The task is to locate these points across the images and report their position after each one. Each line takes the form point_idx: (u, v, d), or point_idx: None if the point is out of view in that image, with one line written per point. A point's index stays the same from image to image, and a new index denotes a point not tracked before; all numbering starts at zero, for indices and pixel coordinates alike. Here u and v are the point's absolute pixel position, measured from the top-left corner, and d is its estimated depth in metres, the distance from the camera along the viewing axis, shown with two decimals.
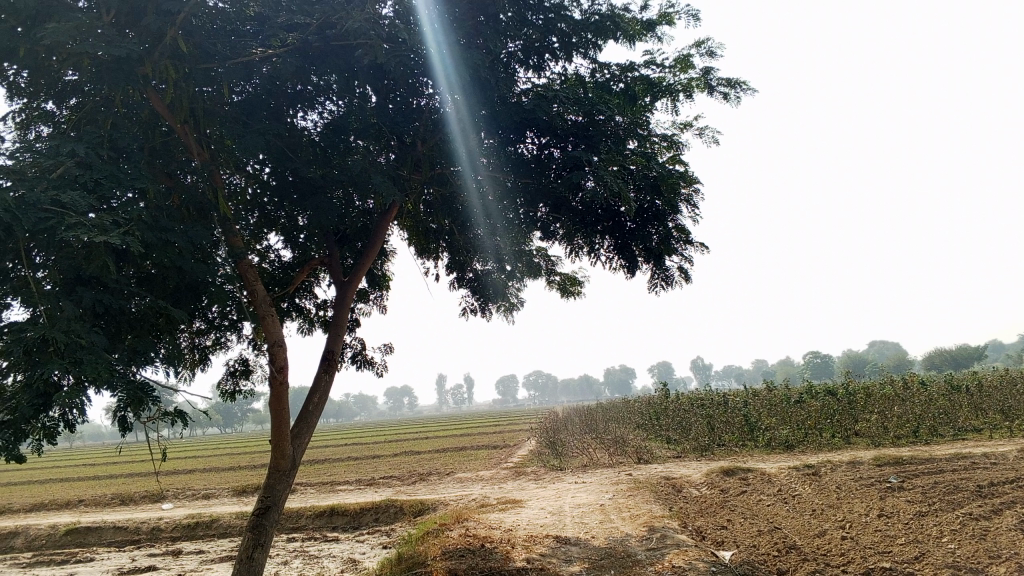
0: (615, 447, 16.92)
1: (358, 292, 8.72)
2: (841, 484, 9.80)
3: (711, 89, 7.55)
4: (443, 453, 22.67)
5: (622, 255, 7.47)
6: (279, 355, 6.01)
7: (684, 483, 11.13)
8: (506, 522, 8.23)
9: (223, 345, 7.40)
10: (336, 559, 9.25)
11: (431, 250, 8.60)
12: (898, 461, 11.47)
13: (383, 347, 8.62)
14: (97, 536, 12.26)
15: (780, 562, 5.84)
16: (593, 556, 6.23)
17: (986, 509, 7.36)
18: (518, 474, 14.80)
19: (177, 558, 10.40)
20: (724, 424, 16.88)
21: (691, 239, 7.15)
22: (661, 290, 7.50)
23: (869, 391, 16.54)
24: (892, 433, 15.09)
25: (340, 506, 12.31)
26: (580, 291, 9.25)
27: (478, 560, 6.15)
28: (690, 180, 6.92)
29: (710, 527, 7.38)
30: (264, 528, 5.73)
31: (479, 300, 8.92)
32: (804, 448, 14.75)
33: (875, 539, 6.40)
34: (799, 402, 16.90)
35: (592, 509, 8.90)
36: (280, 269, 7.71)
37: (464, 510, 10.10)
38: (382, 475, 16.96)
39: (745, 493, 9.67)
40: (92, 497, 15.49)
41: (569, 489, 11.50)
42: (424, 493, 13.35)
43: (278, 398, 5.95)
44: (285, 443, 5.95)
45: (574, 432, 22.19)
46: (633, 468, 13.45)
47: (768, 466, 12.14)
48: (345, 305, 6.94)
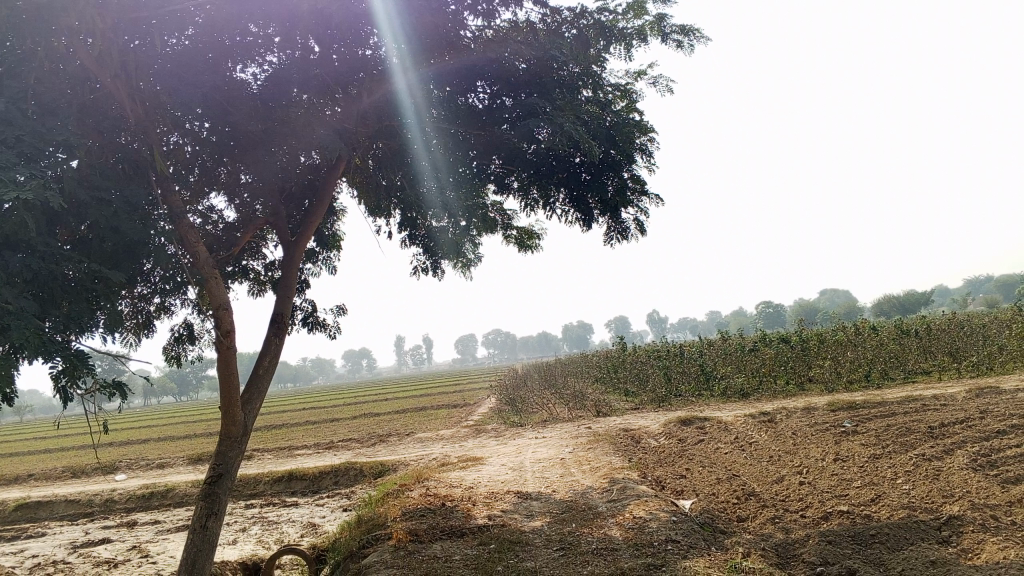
0: (574, 401, 16.99)
1: (307, 253, 8.49)
2: (797, 429, 9.94)
3: (665, 36, 7.40)
4: (402, 414, 22.60)
5: (578, 206, 7.37)
6: (225, 319, 5.80)
7: (643, 434, 11.20)
8: (467, 480, 8.18)
9: (168, 309, 7.15)
10: (296, 523, 9.14)
11: (382, 207, 8.37)
12: (852, 405, 11.68)
13: (335, 308, 8.43)
14: (48, 510, 11.98)
15: (741, 510, 5.87)
16: (555, 510, 6.20)
17: (939, 449, 7.50)
18: (479, 431, 14.79)
19: (132, 529, 10.20)
20: (681, 375, 17.03)
21: (646, 190, 7.05)
22: (617, 242, 7.42)
23: (822, 338, 16.79)
24: (845, 378, 15.38)
25: (298, 470, 12.18)
26: (538, 244, 9.13)
27: (439, 519, 6.07)
28: (646, 129, 6.81)
29: (670, 477, 7.41)
30: (217, 497, 5.58)
31: (433, 258, 8.73)
32: (760, 396, 14.95)
33: (833, 483, 6.47)
34: (754, 351, 17.10)
35: (552, 464, 8.89)
36: (224, 230, 7.44)
37: (424, 470, 10.04)
38: (341, 438, 16.83)
39: (704, 441, 9.74)
40: (43, 470, 15.13)
41: (529, 444, 11.51)
42: (383, 454, 13.27)
43: (227, 363, 5.75)
44: (235, 409, 5.78)
45: (533, 387, 22.26)
46: (593, 421, 13.52)
47: (725, 414, 12.27)
48: (294, 265, 6.72)
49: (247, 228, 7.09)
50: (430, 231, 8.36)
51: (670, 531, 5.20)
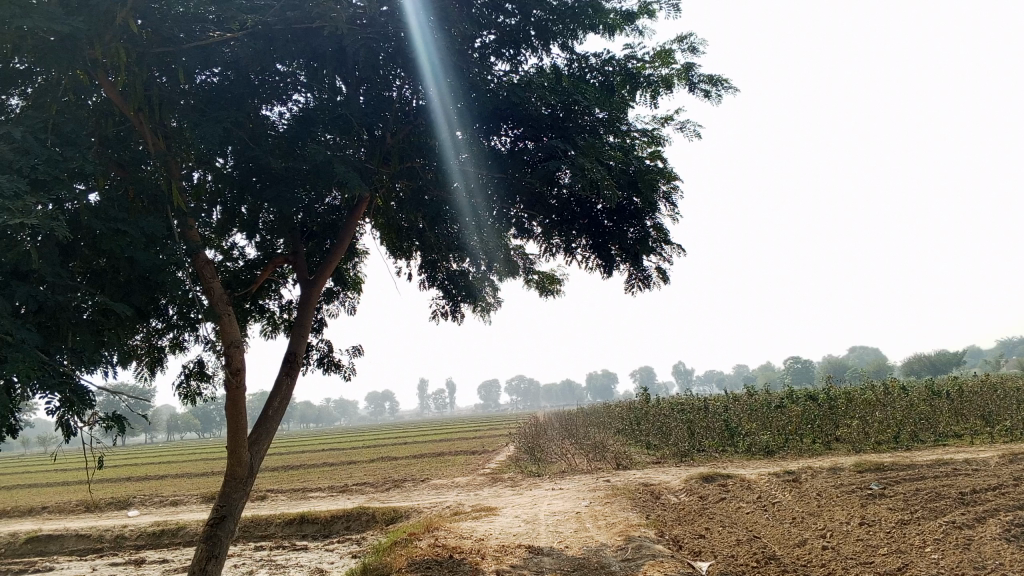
0: (594, 453, 16.69)
1: (327, 293, 8.45)
2: (822, 491, 9.62)
3: (692, 85, 7.35)
4: (420, 459, 22.34)
5: (600, 253, 7.26)
6: (236, 357, 5.70)
7: (663, 490, 10.91)
8: (478, 531, 7.97)
9: (182, 345, 7.10)
10: (303, 569, 8.96)
11: (403, 248, 8.30)
12: (880, 467, 11.31)
13: (351, 349, 8.34)
14: (58, 545, 11.87)
15: (760, 574, 5.62)
16: (566, 567, 5.98)
17: (970, 518, 7.18)
18: (495, 480, 14.54)
19: (139, 567, 10.05)
20: (704, 429, 16.72)
21: (669, 238, 6.92)
22: (638, 291, 7.27)
23: (850, 396, 16.41)
24: (873, 438, 14.98)
25: (310, 513, 12.00)
26: (559, 290, 9.00)
27: (445, 572, 5.87)
28: (669, 177, 6.70)
29: (688, 537, 7.15)
30: (220, 539, 5.44)
31: (451, 301, 8.62)
32: (785, 454, 14.59)
33: (857, 549, 6.19)
34: (780, 407, 16.74)
35: (567, 517, 8.66)
36: (243, 268, 7.43)
37: (436, 518, 9.82)
38: (356, 482, 16.62)
39: (724, 500, 9.46)
40: (56, 503, 15.04)
41: (545, 495, 11.26)
42: (397, 500, 13.05)
43: (235, 403, 5.65)
44: (242, 450, 5.67)
45: (553, 437, 21.96)
46: (612, 474, 13.24)
47: (748, 472, 11.95)
48: (310, 305, 6.65)
49: (265, 266, 7.04)
50: (450, 273, 8.26)
51: None
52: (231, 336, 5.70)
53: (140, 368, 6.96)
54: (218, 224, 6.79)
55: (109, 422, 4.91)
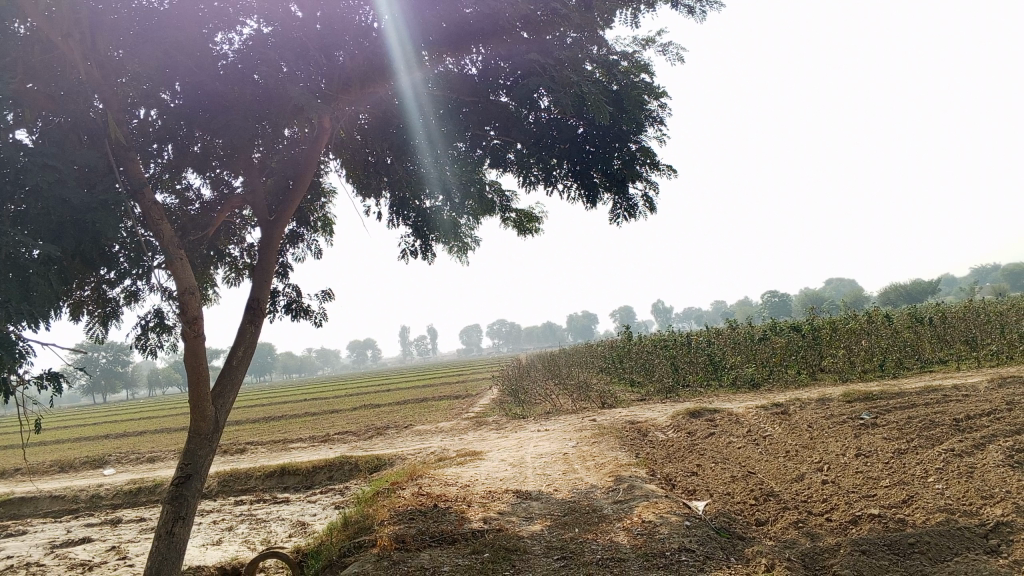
0: (578, 392, 16.49)
1: (292, 236, 8.00)
2: (813, 422, 9.42)
3: (674, 1, 6.84)
4: (402, 406, 22.10)
5: (581, 182, 6.82)
6: (192, 304, 5.24)
7: (651, 427, 10.69)
8: (463, 477, 7.68)
9: (137, 295, 6.68)
10: (285, 522, 8.67)
11: (370, 186, 7.80)
12: (869, 396, 11.17)
13: (322, 294, 7.92)
14: (32, 507, 11.53)
15: (759, 512, 5.36)
16: (556, 512, 5.70)
17: (969, 444, 6.97)
18: (479, 424, 14.33)
19: (115, 527, 9.72)
20: (688, 364, 16.56)
21: (656, 161, 6.46)
22: (623, 220, 6.87)
23: (834, 325, 16.26)
24: (859, 368, 14.84)
25: (291, 464, 11.71)
26: (538, 228, 8.60)
27: (429, 523, 5.54)
28: (657, 93, 6.22)
29: (681, 475, 6.90)
30: (186, 499, 5.08)
31: (423, 239, 8.19)
32: (771, 386, 14.45)
33: (857, 481, 5.94)
34: (764, 339, 16.58)
35: (555, 459, 8.40)
36: (201, 211, 6.95)
37: (420, 465, 9.53)
38: (338, 431, 16.35)
39: (714, 435, 9.23)
40: (30, 464, 14.65)
41: (531, 437, 11.04)
42: (380, 447, 12.79)
43: (194, 354, 5.24)
44: (205, 404, 5.28)
45: (537, 378, 21.83)
46: (598, 413, 13.01)
47: (736, 406, 11.77)
48: (272, 247, 6.19)
49: (222, 208, 6.58)
50: (422, 211, 7.80)
51: (683, 538, 4.67)
52: (185, 282, 5.22)
53: (92, 321, 6.57)
54: (169, 164, 6.31)
55: (44, 379, 4.53)
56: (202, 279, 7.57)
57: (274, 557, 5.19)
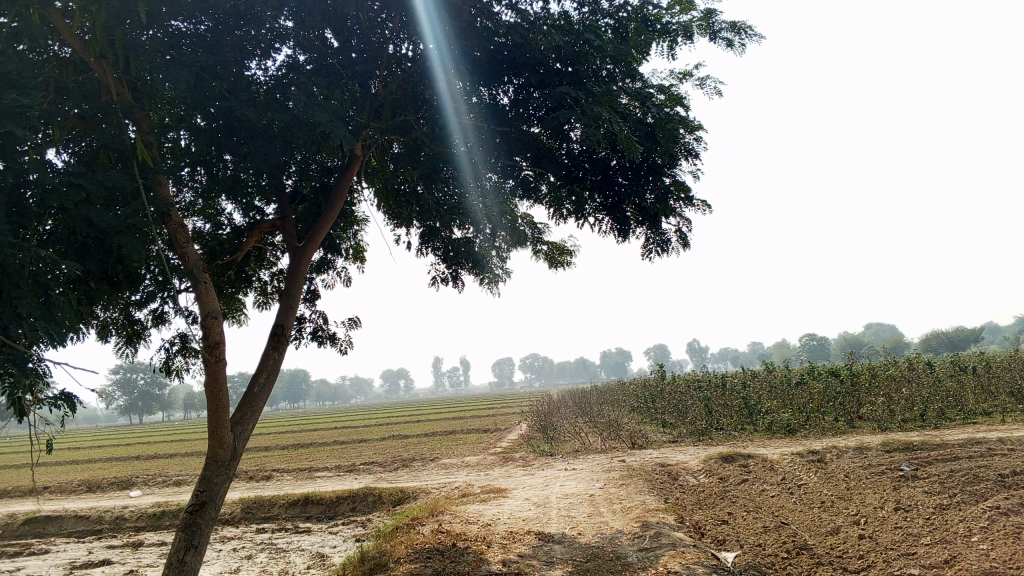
0: (608, 431, 16.21)
1: (322, 263, 7.96)
2: (850, 472, 9.09)
3: (714, 34, 6.73)
4: (431, 438, 21.94)
5: (614, 216, 6.68)
6: (214, 329, 5.17)
7: (681, 471, 10.42)
8: (485, 515, 7.50)
9: (164, 318, 6.67)
10: (304, 553, 8.53)
11: (401, 215, 7.75)
12: (909, 446, 10.79)
13: (349, 321, 7.85)
14: (57, 526, 11.53)
15: (791, 566, 5.11)
16: (578, 557, 5.50)
17: (1015, 502, 6.64)
18: (506, 460, 14.12)
19: (135, 551, 9.65)
20: (722, 406, 16.22)
21: (690, 197, 6.28)
22: (656, 256, 6.69)
23: (874, 372, 15.84)
24: (899, 416, 14.41)
25: (315, 494, 11.59)
26: (570, 261, 8.47)
27: (446, 564, 5.37)
28: (692, 126, 6.07)
29: (710, 523, 6.65)
30: (199, 527, 4.97)
31: (453, 270, 8.09)
32: (807, 432, 14.07)
33: (895, 538, 5.66)
34: (801, 384, 16.20)
35: (580, 500, 8.19)
36: (232, 235, 6.95)
37: (443, 500, 9.37)
38: (365, 461, 16.23)
39: (747, 482, 8.94)
40: (58, 483, 14.70)
41: (558, 476, 10.81)
42: (405, 480, 12.63)
43: (215, 380, 5.17)
44: (223, 430, 5.19)
45: (567, 416, 21.55)
46: (628, 454, 12.73)
47: (770, 452, 11.44)
48: (300, 273, 6.14)
49: (252, 233, 6.56)
50: (452, 242, 7.72)
51: None
52: (209, 305, 5.16)
53: (120, 342, 6.58)
54: (202, 188, 6.34)
55: (57, 400, 4.49)
56: (232, 303, 7.56)
57: None
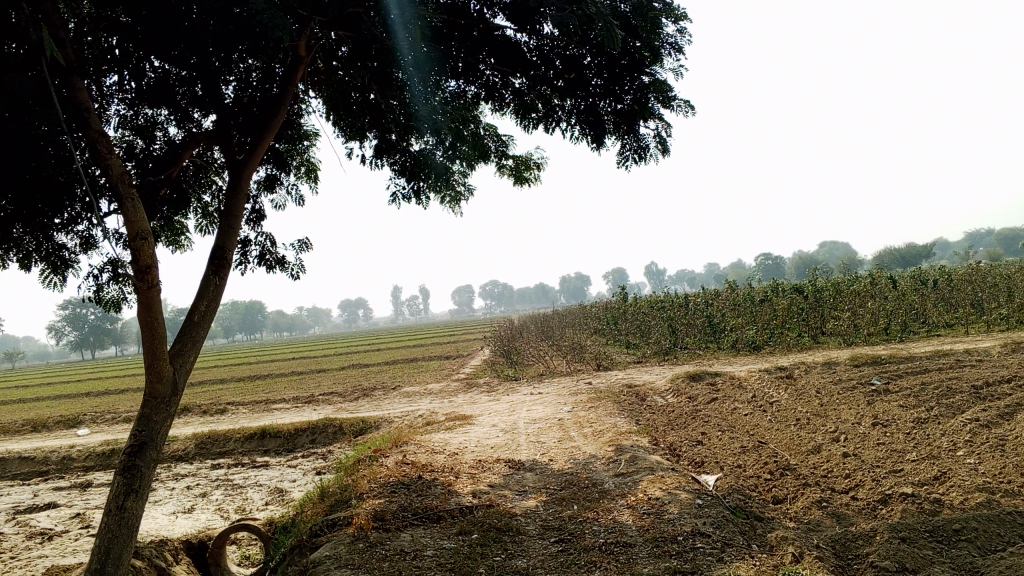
0: (572, 354, 16.02)
1: (267, 181, 7.36)
2: (821, 388, 8.91)
3: None
4: (391, 365, 21.62)
5: (588, 119, 6.21)
6: (144, 251, 4.59)
7: (649, 392, 10.19)
8: (452, 444, 7.17)
9: (92, 243, 6.07)
10: (263, 488, 8.17)
11: (351, 128, 7.05)
12: (876, 360, 10.71)
13: (299, 244, 7.27)
14: (1, 468, 11.01)
15: (776, 488, 4.86)
16: (552, 486, 5.19)
17: (993, 413, 6.48)
18: (470, 385, 13.84)
19: (84, 491, 9.20)
20: (686, 326, 16.09)
21: (671, 97, 5.71)
22: (633, 163, 6.23)
23: (837, 288, 15.75)
24: (863, 331, 14.35)
25: (273, 426, 11.21)
26: (536, 177, 7.98)
27: (412, 498, 5.01)
28: (675, 14, 5.46)
29: (686, 444, 6.41)
30: (140, 470, 4.53)
31: (412, 184, 7.55)
32: (772, 349, 14.00)
33: (880, 455, 5.43)
34: (765, 301, 16.06)
35: (549, 425, 7.91)
36: (166, 150, 6.31)
37: (406, 430, 9.03)
38: (324, 391, 15.86)
39: (717, 401, 8.75)
40: (2, 423, 14.10)
41: (524, 401, 10.55)
42: (366, 409, 12.29)
43: (148, 309, 4.63)
44: (161, 364, 4.69)
45: (530, 340, 21.36)
46: (593, 376, 12.53)
47: (737, 370, 11.30)
48: (242, 191, 5.53)
49: (185, 146, 5.93)
50: (411, 154, 7.10)
51: (696, 519, 4.14)
52: (137, 227, 4.55)
53: (44, 271, 6.00)
54: (127, 94, 5.69)
55: None
56: (168, 225, 6.98)
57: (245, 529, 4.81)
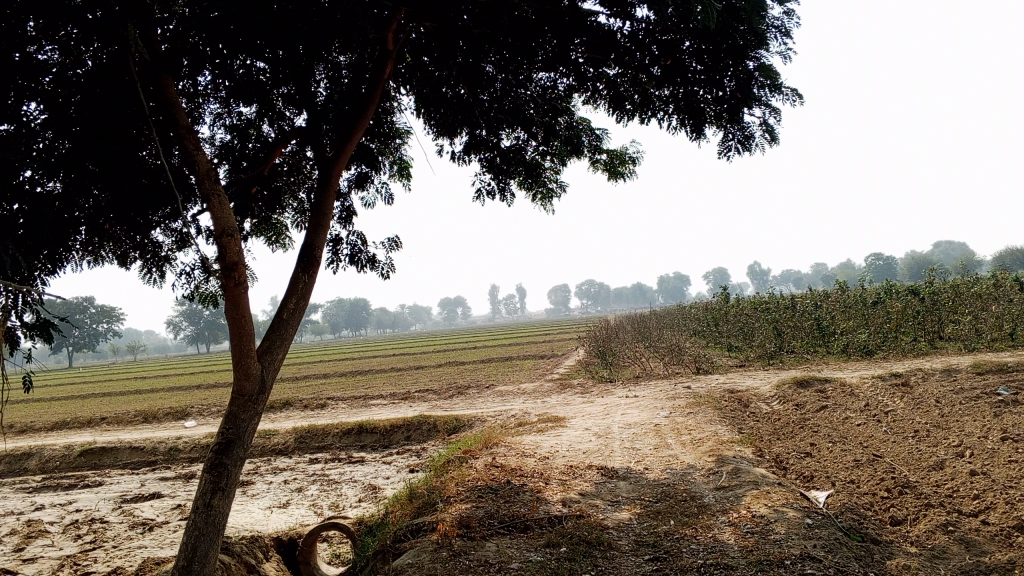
0: (671, 356, 15.58)
1: (360, 179, 7.31)
2: (942, 397, 8.28)
3: None
4: (487, 364, 21.59)
5: (688, 110, 5.87)
6: (232, 248, 4.55)
7: (752, 397, 9.72)
8: (543, 447, 6.96)
9: (188, 239, 6.15)
10: (356, 485, 8.17)
11: (441, 125, 6.86)
12: (1003, 368, 9.91)
13: (389, 243, 7.19)
14: (113, 457, 11.44)
15: (894, 508, 4.45)
16: (647, 497, 4.91)
17: None
18: (564, 386, 13.60)
19: (186, 483, 9.42)
20: (791, 329, 15.42)
21: (779, 83, 5.32)
22: (736, 154, 5.85)
23: (958, 290, 14.75)
24: (987, 336, 13.37)
25: (368, 423, 11.26)
26: (632, 172, 7.67)
27: (500, 505, 4.82)
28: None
29: (792, 456, 6.00)
30: (226, 469, 4.49)
31: (502, 181, 7.36)
32: (886, 354, 13.20)
33: (1013, 473, 4.90)
34: (877, 303, 15.21)
35: (645, 430, 7.60)
36: (260, 148, 6.35)
37: (498, 430, 8.87)
38: (420, 388, 15.90)
39: (826, 408, 8.24)
40: (116, 414, 14.70)
41: (619, 403, 10.25)
42: (460, 408, 12.23)
43: (236, 306, 4.59)
44: (249, 362, 4.65)
45: (628, 340, 20.96)
46: (693, 379, 12.10)
47: (848, 375, 10.68)
48: (331, 187, 5.47)
49: (277, 144, 5.92)
50: (501, 150, 6.90)
51: (804, 540, 3.78)
52: (224, 223, 4.54)
53: (142, 267, 6.13)
54: (221, 90, 5.71)
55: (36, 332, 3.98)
56: (263, 222, 7.05)
57: (336, 528, 5.01)
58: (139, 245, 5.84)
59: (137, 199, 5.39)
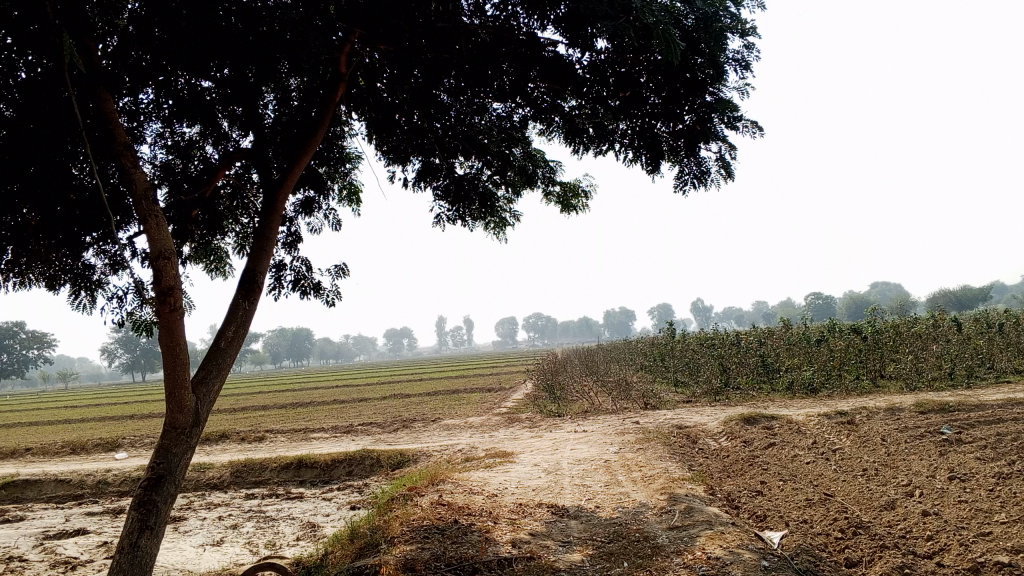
0: (618, 391, 15.53)
1: (306, 204, 7.12)
2: (887, 435, 8.33)
3: None
4: (433, 396, 21.31)
5: (645, 142, 5.82)
6: (168, 272, 4.32)
7: (700, 434, 9.67)
8: (491, 484, 6.77)
9: (122, 262, 5.86)
10: (294, 522, 7.84)
11: (394, 151, 6.72)
12: (944, 407, 10.06)
13: (335, 270, 6.98)
14: (36, 491, 10.87)
15: (849, 549, 4.38)
16: (598, 537, 4.77)
17: None
18: (511, 420, 13.41)
19: (114, 519, 8.95)
20: (737, 366, 15.51)
21: (736, 117, 5.27)
22: (692, 188, 5.82)
23: (899, 329, 15.04)
24: (927, 375, 13.60)
25: (309, 456, 10.92)
26: (585, 205, 7.62)
27: (447, 546, 4.61)
28: (743, 29, 4.95)
29: (744, 494, 5.93)
30: (156, 506, 4.22)
31: (454, 210, 7.24)
32: (830, 392, 13.34)
33: (964, 514, 4.88)
34: (821, 341, 15.41)
35: (595, 467, 7.47)
36: (203, 170, 6.12)
37: (444, 466, 8.64)
38: (364, 421, 15.56)
39: (775, 446, 8.21)
40: (42, 445, 14.02)
41: (568, 439, 10.11)
42: (405, 442, 11.95)
43: (171, 333, 4.34)
44: (183, 392, 4.40)
45: (575, 374, 20.90)
46: (640, 415, 12.05)
47: (795, 413, 10.73)
48: (276, 212, 5.27)
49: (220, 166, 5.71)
50: (454, 178, 6.77)
51: None
52: (160, 246, 4.31)
53: (72, 292, 5.81)
54: (162, 108, 5.49)
55: None
56: (203, 246, 6.80)
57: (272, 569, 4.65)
58: (69, 268, 5.54)
59: (68, 220, 5.11)
